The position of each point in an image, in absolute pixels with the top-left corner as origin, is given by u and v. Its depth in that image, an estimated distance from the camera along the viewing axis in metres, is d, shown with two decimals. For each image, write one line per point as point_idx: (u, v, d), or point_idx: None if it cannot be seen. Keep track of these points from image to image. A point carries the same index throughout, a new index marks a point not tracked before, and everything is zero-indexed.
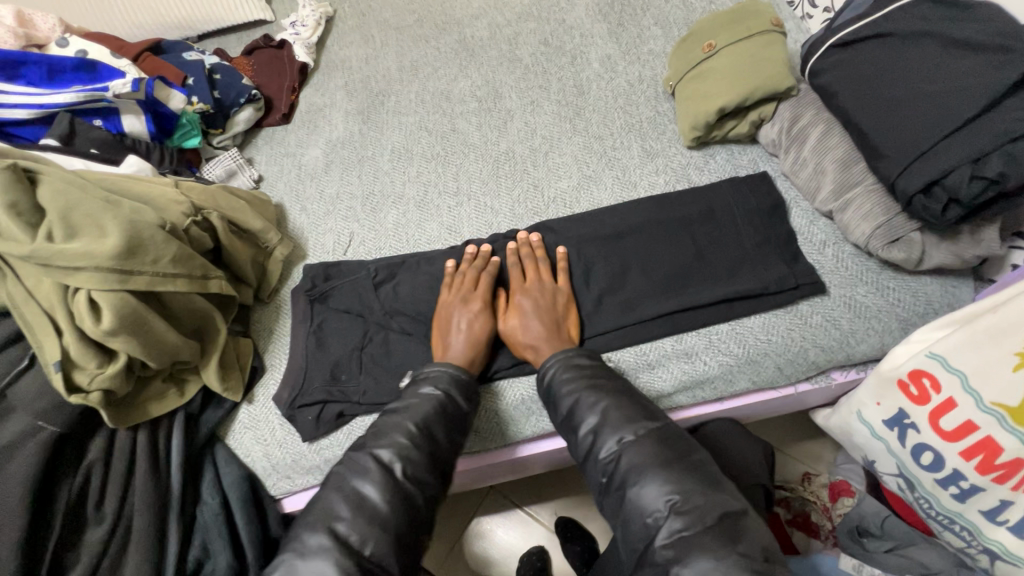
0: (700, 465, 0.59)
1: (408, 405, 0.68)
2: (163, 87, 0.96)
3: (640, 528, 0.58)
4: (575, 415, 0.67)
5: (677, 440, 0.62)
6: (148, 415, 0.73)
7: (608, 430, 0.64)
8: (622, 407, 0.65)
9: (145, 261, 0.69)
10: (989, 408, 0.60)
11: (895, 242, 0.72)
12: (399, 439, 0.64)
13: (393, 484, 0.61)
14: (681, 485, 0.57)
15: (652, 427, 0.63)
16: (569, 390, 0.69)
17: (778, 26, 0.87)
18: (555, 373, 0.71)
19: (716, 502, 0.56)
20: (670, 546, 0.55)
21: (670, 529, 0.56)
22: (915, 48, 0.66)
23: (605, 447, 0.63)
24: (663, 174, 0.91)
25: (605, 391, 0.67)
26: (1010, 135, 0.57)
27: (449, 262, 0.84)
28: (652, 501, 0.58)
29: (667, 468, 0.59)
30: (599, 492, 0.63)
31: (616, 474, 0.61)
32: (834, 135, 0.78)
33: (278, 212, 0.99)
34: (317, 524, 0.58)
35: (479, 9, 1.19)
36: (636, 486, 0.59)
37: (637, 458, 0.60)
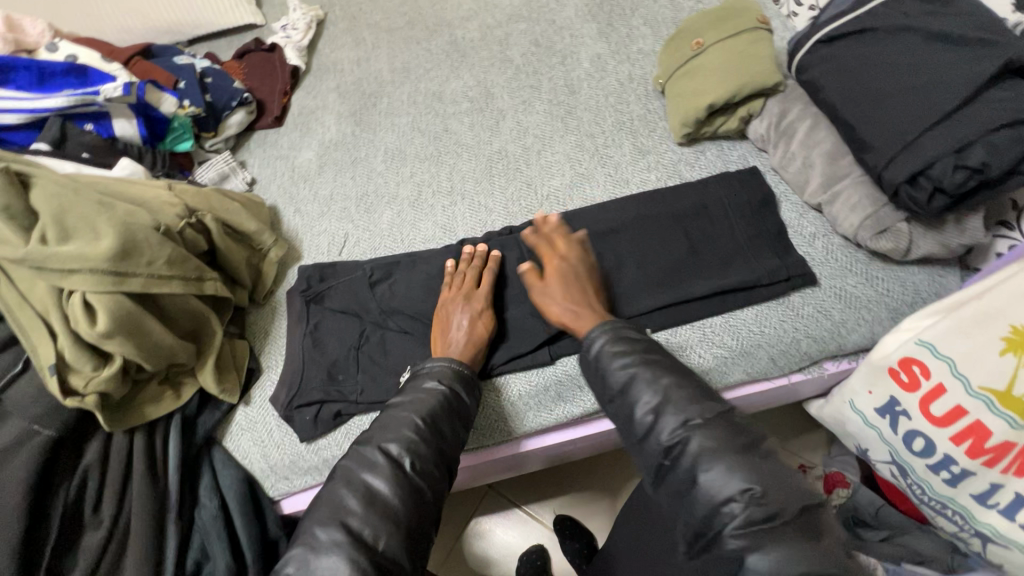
0: (772, 455, 0.55)
1: (412, 399, 0.67)
2: (154, 90, 0.96)
3: (707, 514, 0.53)
4: (630, 391, 0.61)
5: (741, 427, 0.57)
6: (144, 418, 0.73)
7: (671, 412, 0.58)
8: (685, 387, 0.60)
9: (140, 263, 0.68)
10: (978, 392, 0.62)
11: (883, 233, 0.73)
12: (406, 432, 0.63)
13: (402, 478, 0.61)
14: (758, 475, 0.53)
15: (718, 409, 0.58)
16: (621, 365, 0.63)
17: (764, 24, 0.88)
18: (603, 345, 0.65)
19: (795, 494, 0.52)
20: (743, 535, 0.51)
21: (744, 518, 0.52)
22: (899, 43, 0.67)
23: (667, 429, 0.58)
24: (654, 170, 0.92)
25: (664, 368, 0.62)
26: (991, 127, 0.59)
27: (448, 262, 0.83)
28: (724, 489, 0.53)
29: (738, 453, 0.55)
30: (655, 475, 0.59)
31: (682, 459, 0.56)
32: (821, 130, 0.80)
33: (272, 214, 0.99)
34: (328, 520, 0.58)
35: (469, 10, 1.20)
36: (707, 472, 0.54)
37: (706, 443, 0.56)
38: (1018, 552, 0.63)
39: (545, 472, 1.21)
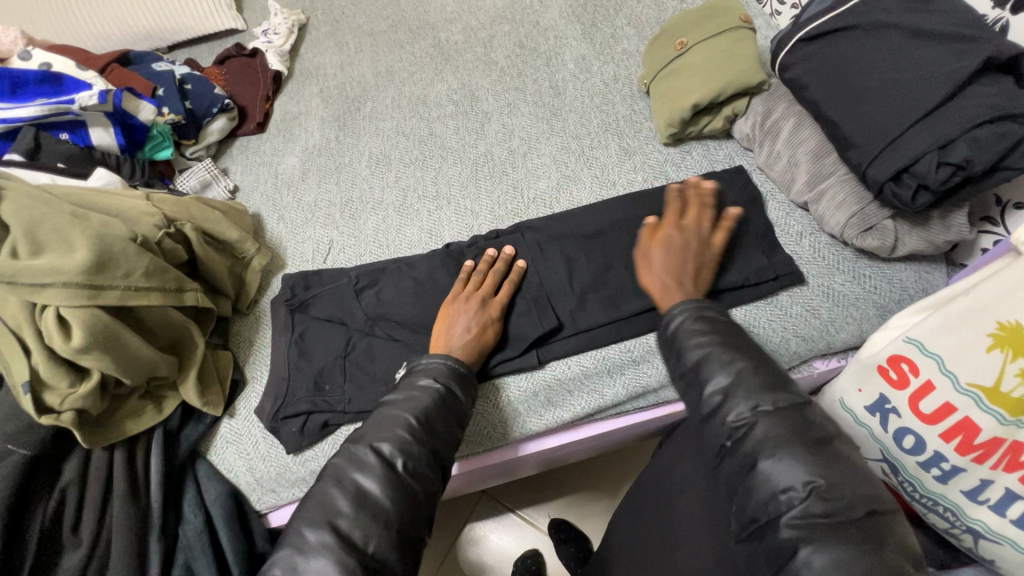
0: (846, 455, 0.54)
1: (408, 398, 0.65)
2: (132, 97, 0.94)
3: (765, 500, 0.53)
4: (702, 370, 0.62)
5: (812, 421, 0.56)
6: (123, 433, 0.71)
7: (741, 395, 0.58)
8: (760, 372, 0.60)
9: (116, 275, 0.67)
10: (966, 389, 0.61)
11: (869, 231, 0.73)
12: (400, 432, 0.61)
13: (395, 480, 0.59)
14: (825, 469, 0.52)
15: (791, 400, 0.58)
16: (698, 344, 0.64)
17: (747, 22, 0.88)
18: (683, 323, 0.67)
19: (864, 494, 0.51)
20: (800, 526, 0.51)
21: (802, 510, 0.51)
22: (881, 39, 0.67)
23: (734, 411, 0.58)
24: (641, 171, 0.92)
25: (742, 353, 0.62)
26: (974, 122, 0.59)
27: (467, 261, 0.82)
28: (787, 478, 0.53)
29: (806, 447, 0.54)
30: (719, 457, 0.59)
31: (746, 441, 0.56)
32: (805, 128, 0.80)
33: (255, 222, 0.98)
34: (318, 521, 0.56)
35: (453, 13, 1.19)
36: (769, 459, 0.54)
37: (773, 431, 0.55)
38: (1010, 548, 0.63)
39: (539, 476, 1.20)
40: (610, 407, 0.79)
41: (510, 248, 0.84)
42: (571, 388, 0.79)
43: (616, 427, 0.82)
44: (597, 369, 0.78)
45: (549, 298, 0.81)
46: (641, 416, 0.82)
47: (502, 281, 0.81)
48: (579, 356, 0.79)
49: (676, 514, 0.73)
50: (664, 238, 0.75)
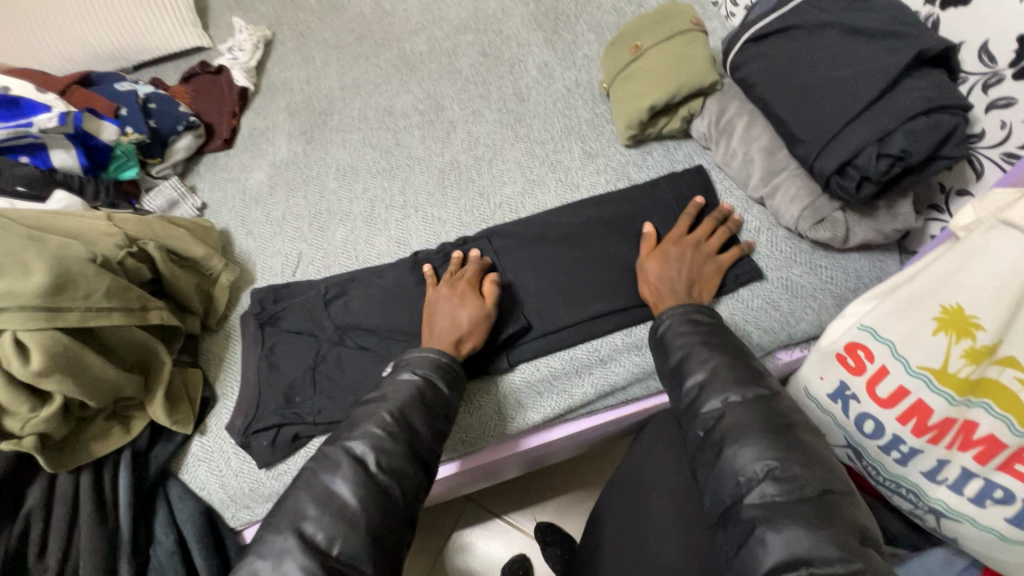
0: (810, 443, 0.57)
1: (385, 394, 0.66)
2: (93, 119, 0.94)
3: (730, 484, 0.56)
4: (683, 368, 0.66)
5: (781, 412, 0.59)
6: (92, 455, 0.70)
7: (714, 388, 0.62)
8: (734, 367, 0.63)
9: (75, 297, 0.67)
10: (917, 371, 0.63)
11: (821, 223, 0.75)
12: (374, 429, 0.62)
13: (366, 479, 0.59)
14: (783, 453, 0.56)
15: (761, 393, 0.61)
16: (682, 343, 0.68)
17: (699, 25, 0.90)
18: (671, 325, 0.70)
19: (820, 476, 0.54)
20: (759, 507, 0.54)
21: (761, 492, 0.54)
22: (821, 38, 0.70)
23: (707, 403, 0.62)
24: (603, 173, 0.93)
25: (720, 350, 0.65)
26: (909, 114, 0.61)
27: (427, 266, 0.82)
28: (749, 462, 0.56)
29: (769, 434, 0.57)
30: (695, 447, 0.62)
31: (715, 430, 0.60)
32: (758, 125, 0.82)
33: (223, 237, 0.98)
34: (284, 525, 0.56)
35: (418, 24, 1.20)
36: (734, 446, 0.57)
37: (741, 419, 0.59)
38: (969, 525, 0.66)
39: (523, 480, 1.21)
40: (580, 408, 0.80)
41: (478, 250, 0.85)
42: (540, 391, 0.79)
43: (588, 427, 0.83)
44: (565, 370, 0.79)
45: (516, 301, 0.82)
46: (610, 415, 0.84)
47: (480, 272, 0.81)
48: (548, 358, 0.80)
49: (649, 508, 0.75)
50: (667, 243, 0.79)
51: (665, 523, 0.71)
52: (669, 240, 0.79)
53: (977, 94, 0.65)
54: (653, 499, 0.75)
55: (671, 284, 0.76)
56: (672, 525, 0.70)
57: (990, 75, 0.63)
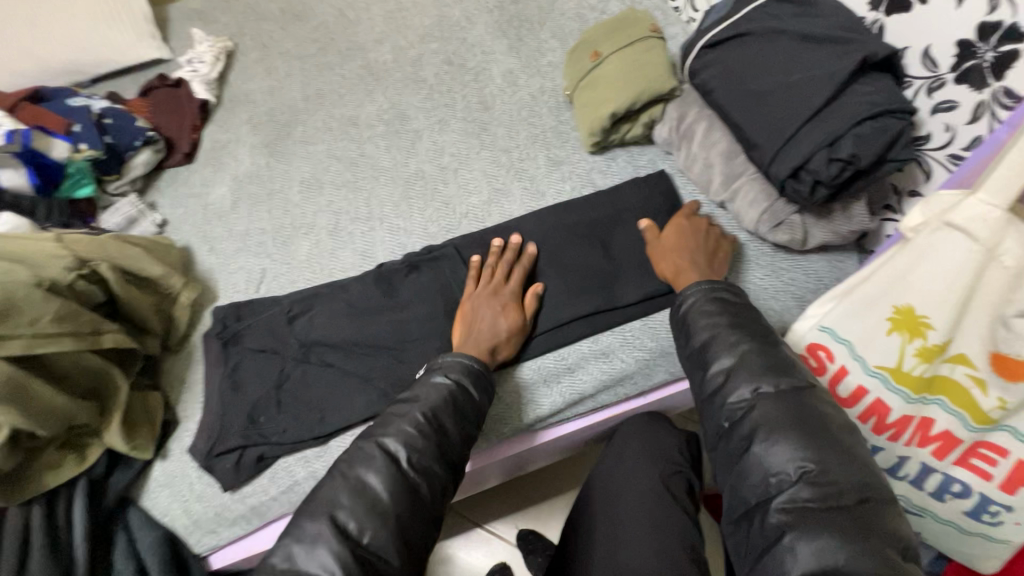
0: (847, 443, 0.55)
1: (418, 394, 0.64)
2: (42, 136, 0.91)
3: (758, 484, 0.55)
4: (708, 352, 0.63)
5: (814, 407, 0.57)
6: (43, 487, 0.68)
7: (743, 377, 0.60)
8: (765, 355, 0.61)
9: (20, 324, 0.65)
10: (874, 370, 0.64)
11: (780, 226, 0.76)
12: (406, 428, 0.61)
13: (397, 474, 0.58)
14: (819, 454, 0.54)
15: (794, 383, 0.59)
16: (708, 324, 0.65)
17: (656, 32, 0.91)
18: (695, 303, 0.67)
19: (857, 482, 0.52)
20: (789, 511, 0.52)
21: (793, 495, 0.53)
22: (771, 45, 0.71)
23: (735, 392, 0.59)
24: (569, 180, 0.93)
25: (748, 334, 0.63)
26: (857, 118, 0.63)
27: (473, 258, 0.82)
28: (782, 462, 0.54)
29: (806, 433, 0.55)
30: (718, 438, 0.61)
31: (743, 423, 0.58)
32: (716, 131, 0.83)
33: (184, 254, 0.96)
34: (318, 512, 0.55)
35: (382, 33, 1.19)
36: (764, 443, 0.56)
37: (773, 415, 0.57)
38: (929, 518, 0.68)
39: (501, 488, 1.20)
40: (549, 417, 0.79)
41: (519, 236, 0.85)
42: (508, 403, 0.78)
43: (562, 434, 0.82)
44: (532, 380, 0.79)
45: None
46: (581, 422, 0.83)
47: (525, 278, 0.81)
48: (524, 365, 0.80)
49: (619, 514, 0.74)
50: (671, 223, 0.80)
51: (638, 529, 0.71)
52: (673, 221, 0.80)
53: (923, 97, 0.67)
54: (621, 506, 0.75)
55: (688, 258, 0.75)
56: (645, 532, 0.71)
57: (933, 79, 0.65)
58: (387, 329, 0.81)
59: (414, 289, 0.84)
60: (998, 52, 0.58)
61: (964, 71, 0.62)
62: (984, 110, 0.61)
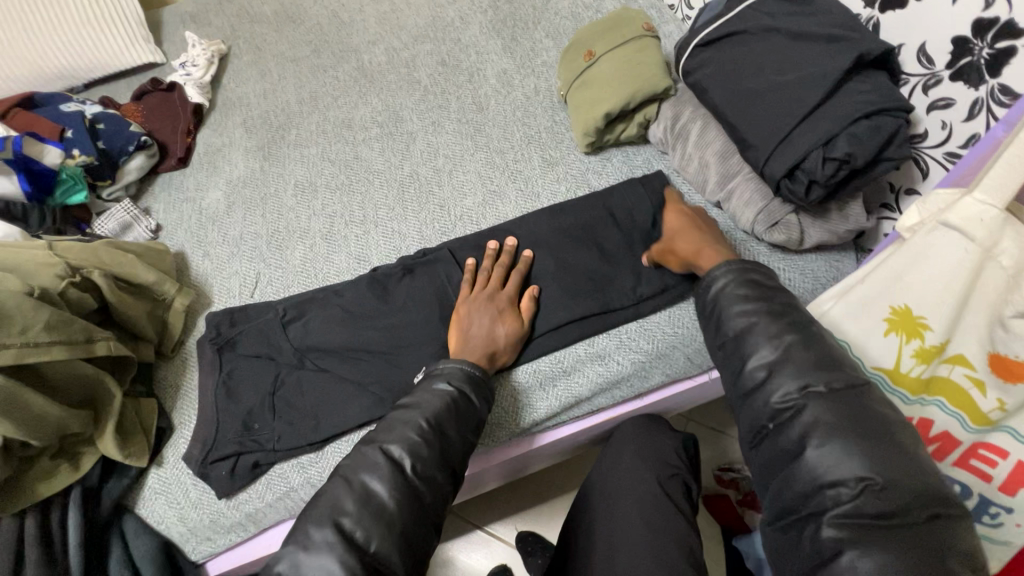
0: (910, 449, 0.51)
1: (420, 401, 0.63)
2: (35, 143, 0.91)
3: (811, 492, 0.52)
4: (746, 343, 0.59)
5: (872, 409, 0.53)
6: (37, 496, 0.68)
7: (789, 373, 0.56)
8: (812, 348, 0.57)
9: (12, 332, 0.64)
10: (872, 371, 0.64)
11: (777, 226, 0.76)
12: (410, 435, 0.60)
13: (402, 481, 0.58)
14: (879, 462, 0.50)
15: (848, 381, 0.55)
16: (742, 314, 0.61)
17: (650, 31, 0.90)
18: (728, 290, 0.63)
19: (924, 495, 0.49)
20: (847, 525, 0.49)
21: (853, 507, 0.49)
22: (765, 43, 0.70)
23: (780, 390, 0.56)
24: (564, 181, 0.93)
25: (789, 325, 0.59)
26: (852, 118, 0.62)
27: (469, 261, 0.82)
28: (837, 471, 0.51)
29: (864, 440, 0.51)
30: (763, 437, 0.57)
31: (793, 426, 0.54)
32: (712, 130, 0.82)
33: (179, 260, 0.95)
34: (322, 519, 0.54)
35: (375, 34, 1.18)
36: (818, 449, 0.52)
37: (828, 418, 0.53)
38: None
39: (500, 490, 1.20)
40: (544, 422, 0.78)
41: (513, 239, 0.85)
42: (503, 407, 0.78)
43: (558, 439, 0.82)
44: (526, 385, 0.78)
45: None
46: (578, 425, 0.82)
47: (522, 281, 0.81)
48: (521, 369, 0.79)
49: (617, 516, 0.74)
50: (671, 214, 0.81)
51: (634, 530, 0.71)
52: (672, 212, 0.81)
53: (918, 95, 0.66)
54: (620, 508, 0.75)
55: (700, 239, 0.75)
56: (640, 533, 0.70)
57: (929, 76, 0.64)
58: (381, 333, 0.81)
59: (408, 293, 0.83)
60: (994, 49, 0.57)
61: (960, 68, 0.61)
62: (980, 108, 0.60)
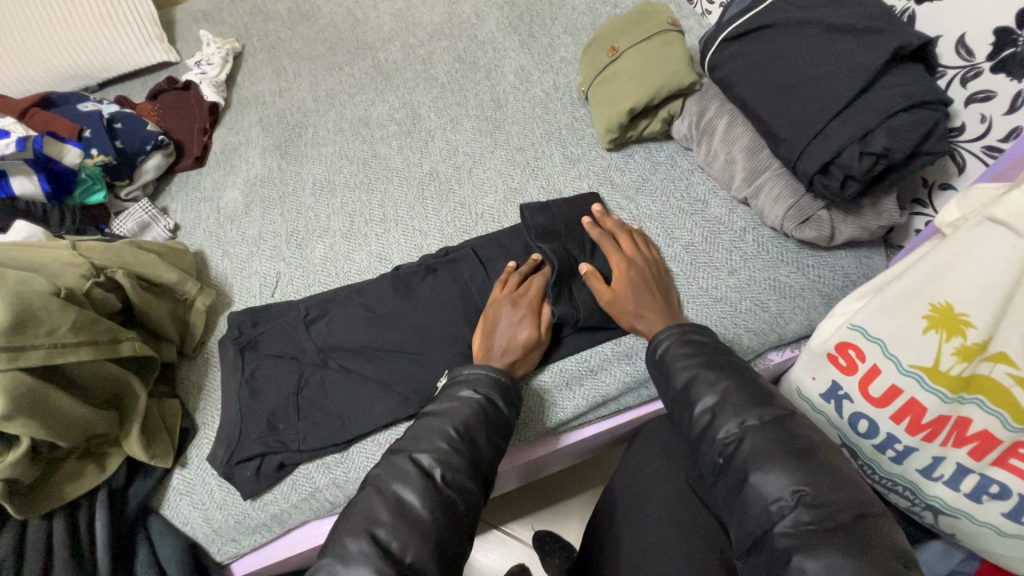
0: (835, 464, 0.53)
1: (447, 408, 0.63)
2: (54, 143, 0.90)
3: (759, 513, 0.53)
4: (690, 392, 0.61)
5: (802, 431, 0.56)
6: (65, 497, 0.67)
7: (729, 411, 0.58)
8: (747, 389, 0.59)
9: (39, 333, 0.63)
10: (909, 370, 0.62)
11: (807, 222, 0.75)
12: (439, 444, 0.59)
13: (433, 490, 0.57)
14: (812, 476, 0.52)
15: (777, 413, 0.57)
16: (685, 366, 0.63)
17: (674, 25, 0.89)
18: (670, 347, 0.65)
19: (852, 499, 0.50)
20: (793, 535, 0.50)
21: (795, 521, 0.50)
22: (798, 36, 0.69)
23: (723, 428, 0.57)
24: (586, 178, 0.91)
25: (726, 371, 0.61)
26: (890, 111, 0.61)
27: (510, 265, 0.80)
28: (777, 489, 0.52)
29: (794, 457, 0.53)
30: (712, 474, 0.58)
31: (736, 457, 0.56)
32: (738, 125, 0.81)
33: (198, 260, 0.95)
34: (358, 529, 0.54)
35: (390, 31, 1.18)
36: (760, 471, 0.53)
37: (761, 444, 0.55)
38: (966, 520, 0.66)
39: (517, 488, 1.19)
40: (573, 421, 0.78)
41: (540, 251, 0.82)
42: (531, 406, 0.77)
43: (585, 438, 0.81)
44: (554, 383, 0.78)
45: None
46: (604, 424, 0.82)
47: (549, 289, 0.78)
48: (549, 367, 0.79)
49: (644, 518, 0.72)
50: (615, 277, 0.76)
51: (665, 531, 0.70)
52: (616, 274, 0.76)
53: (956, 88, 0.65)
54: (648, 511, 0.73)
55: (652, 306, 0.73)
56: (668, 534, 0.69)
57: (968, 69, 0.64)
58: (407, 333, 0.80)
59: (433, 291, 0.82)
60: None
61: (1002, 60, 0.60)
62: (1023, 101, 0.59)
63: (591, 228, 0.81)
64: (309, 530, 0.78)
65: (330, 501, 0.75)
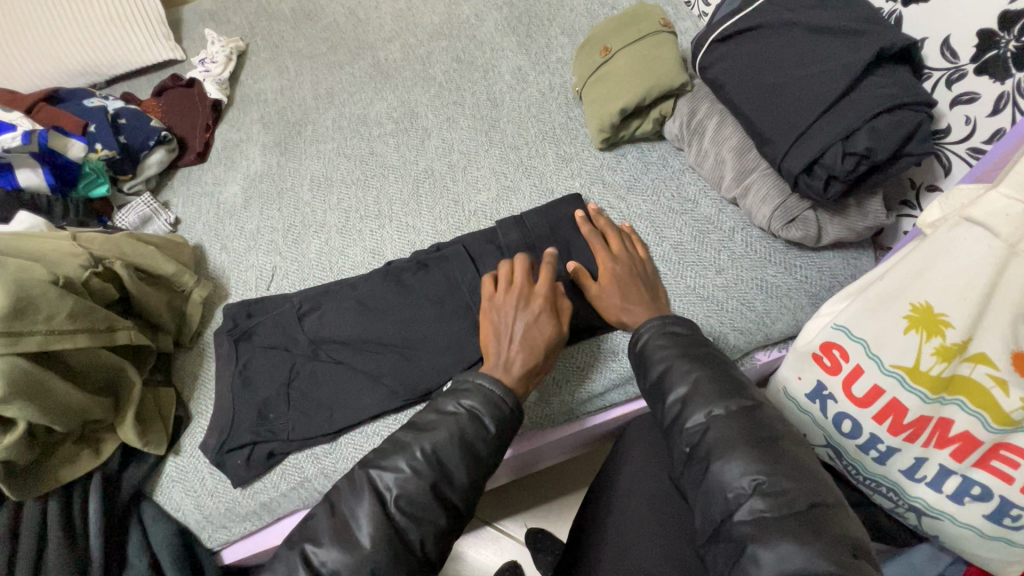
0: (795, 455, 0.54)
1: (429, 424, 0.62)
2: (59, 136, 0.92)
3: (718, 502, 0.54)
4: (664, 383, 0.62)
5: (768, 421, 0.57)
6: (58, 480, 0.69)
7: (699, 401, 0.59)
8: (716, 380, 0.60)
9: (37, 319, 0.65)
10: (891, 370, 0.62)
11: (794, 222, 0.75)
12: (403, 465, 0.59)
13: (383, 516, 0.57)
14: (769, 465, 0.53)
15: (744, 404, 0.58)
16: (662, 357, 0.63)
17: (667, 26, 0.90)
18: (649, 340, 0.66)
19: (808, 488, 0.51)
20: (750, 524, 0.51)
21: (752, 510, 0.52)
22: (784, 37, 0.70)
23: (692, 418, 0.58)
24: (578, 177, 0.92)
25: (700, 362, 0.62)
26: (872, 113, 0.62)
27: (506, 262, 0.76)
28: (736, 479, 0.53)
29: (755, 448, 0.54)
30: (681, 464, 0.59)
31: (701, 447, 0.57)
32: (727, 126, 0.82)
33: (197, 252, 0.97)
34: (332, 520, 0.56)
35: (392, 31, 1.19)
36: (720, 461, 0.55)
37: (726, 434, 0.56)
38: (947, 521, 0.66)
39: (510, 485, 1.20)
40: (559, 416, 0.78)
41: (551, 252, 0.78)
42: None
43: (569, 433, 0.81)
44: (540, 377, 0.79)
45: None
46: (587, 421, 0.82)
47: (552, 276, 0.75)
48: None
49: (626, 515, 0.72)
50: (601, 272, 0.76)
51: (647, 528, 0.70)
52: (602, 270, 0.77)
53: (942, 90, 0.66)
54: (629, 507, 0.73)
55: (641, 296, 0.74)
56: (649, 531, 0.69)
57: (953, 70, 0.65)
58: (396, 326, 0.81)
59: (423, 285, 0.83)
60: (1020, 42, 0.57)
61: (984, 62, 0.61)
62: (1004, 102, 0.60)
63: (584, 223, 0.82)
64: (297, 519, 0.80)
65: (319, 490, 0.77)
